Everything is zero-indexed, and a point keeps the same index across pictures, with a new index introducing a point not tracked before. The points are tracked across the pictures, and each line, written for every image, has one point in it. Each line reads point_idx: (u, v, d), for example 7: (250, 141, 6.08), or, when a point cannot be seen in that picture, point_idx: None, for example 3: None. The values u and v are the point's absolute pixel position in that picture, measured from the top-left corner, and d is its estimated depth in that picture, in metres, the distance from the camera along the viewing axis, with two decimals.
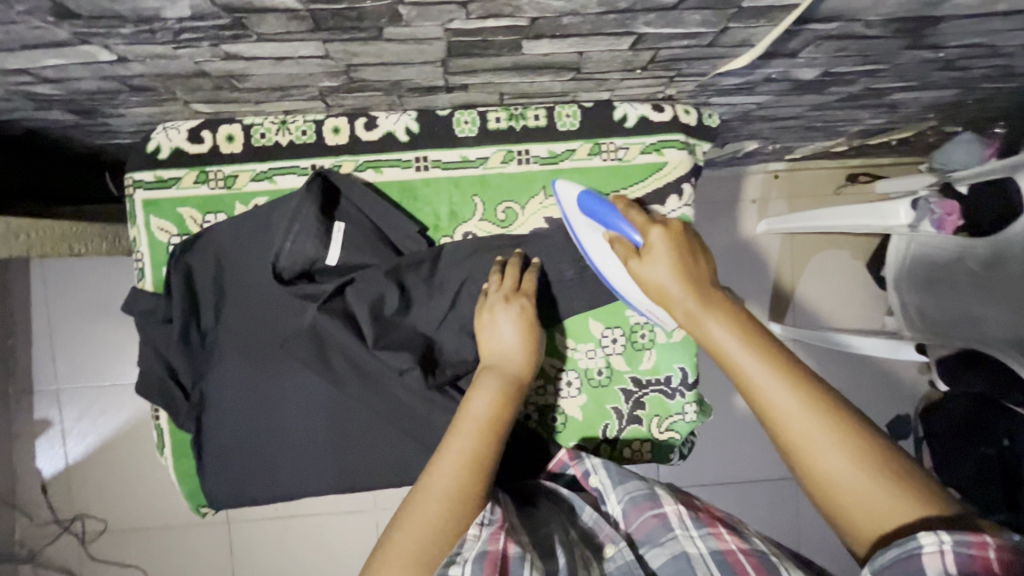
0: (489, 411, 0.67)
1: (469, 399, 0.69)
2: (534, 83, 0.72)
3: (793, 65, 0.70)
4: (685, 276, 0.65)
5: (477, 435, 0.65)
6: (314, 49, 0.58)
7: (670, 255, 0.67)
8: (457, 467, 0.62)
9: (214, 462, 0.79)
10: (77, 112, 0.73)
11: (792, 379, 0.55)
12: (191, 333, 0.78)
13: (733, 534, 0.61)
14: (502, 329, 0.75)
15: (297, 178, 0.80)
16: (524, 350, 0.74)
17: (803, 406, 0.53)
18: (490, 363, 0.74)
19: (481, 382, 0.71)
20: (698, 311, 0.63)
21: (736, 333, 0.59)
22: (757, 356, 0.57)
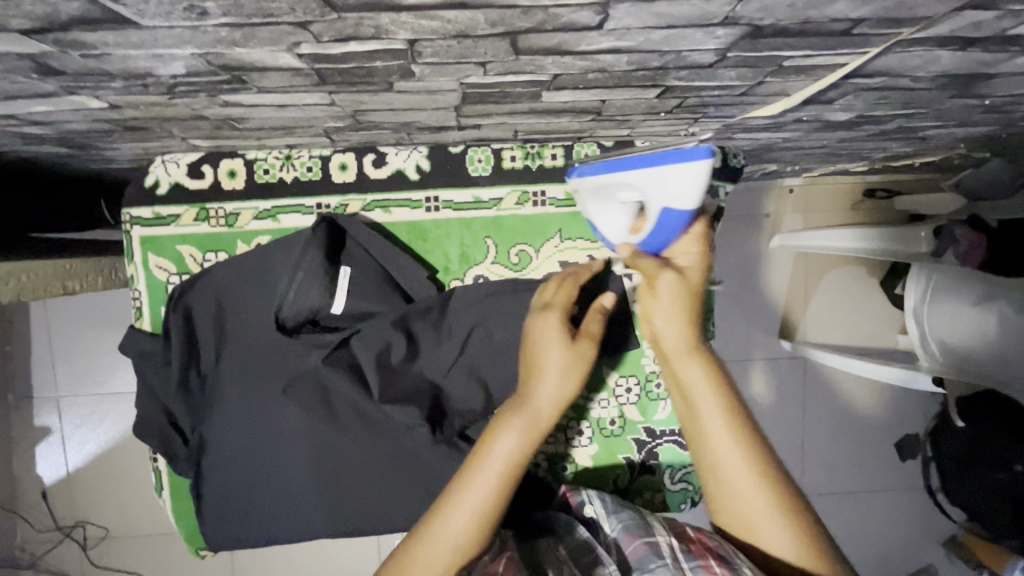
0: (518, 464, 0.61)
1: (496, 435, 0.61)
2: (551, 123, 0.68)
3: (828, 110, 0.66)
4: (689, 324, 0.61)
5: (497, 489, 0.60)
6: (320, 99, 0.54)
7: (681, 304, 0.60)
8: (472, 524, 0.58)
9: (213, 506, 0.77)
10: (69, 146, 0.69)
11: (749, 450, 0.60)
12: (191, 376, 0.75)
13: (723, 565, 0.57)
14: (548, 354, 0.63)
15: (303, 217, 0.76)
16: (567, 380, 0.63)
17: (750, 475, 0.59)
18: (527, 395, 0.63)
19: (508, 424, 0.61)
20: (689, 363, 0.61)
21: (714, 391, 0.61)
22: (727, 422, 0.60)
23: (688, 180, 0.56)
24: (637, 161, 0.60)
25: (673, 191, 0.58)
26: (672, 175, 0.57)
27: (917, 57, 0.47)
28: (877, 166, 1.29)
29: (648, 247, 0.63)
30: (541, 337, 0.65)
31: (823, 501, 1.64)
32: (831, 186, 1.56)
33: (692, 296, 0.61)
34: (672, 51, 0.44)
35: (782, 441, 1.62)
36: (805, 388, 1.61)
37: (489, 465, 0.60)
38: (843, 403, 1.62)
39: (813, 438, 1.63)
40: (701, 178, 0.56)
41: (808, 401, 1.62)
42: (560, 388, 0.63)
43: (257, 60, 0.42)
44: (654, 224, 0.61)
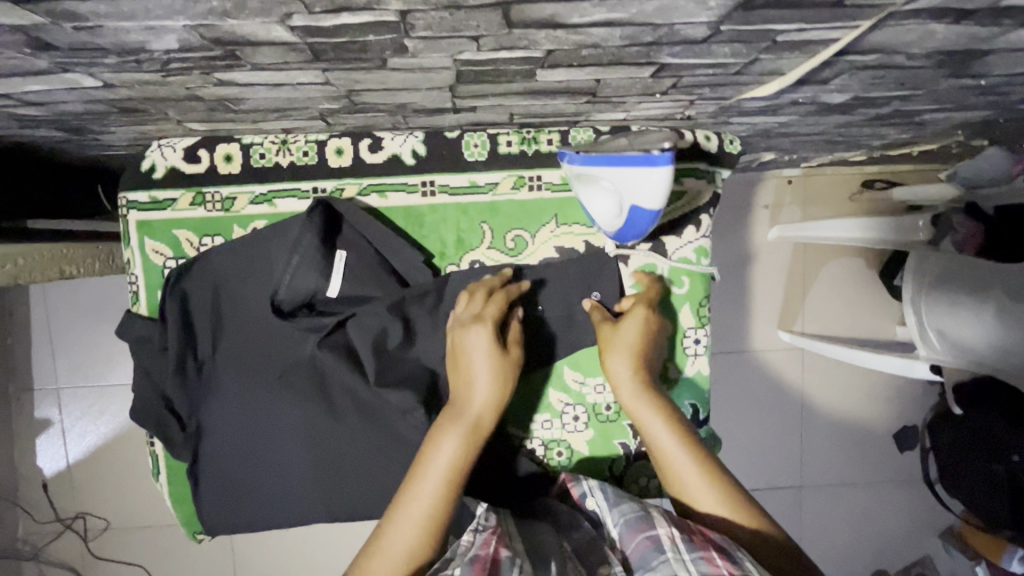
0: (458, 466, 0.65)
1: (436, 443, 0.65)
2: (546, 105, 0.68)
3: (823, 90, 0.66)
4: (636, 362, 0.72)
5: (442, 492, 0.63)
6: (315, 77, 0.54)
7: (628, 347, 0.73)
8: (420, 528, 0.62)
9: (210, 492, 0.77)
10: (65, 129, 0.70)
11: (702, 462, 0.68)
12: (187, 362, 0.75)
13: (726, 559, 0.56)
14: (477, 367, 0.69)
15: (298, 202, 0.76)
16: (494, 387, 0.69)
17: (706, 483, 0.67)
18: (458, 404, 0.68)
19: (444, 431, 0.66)
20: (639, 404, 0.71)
21: (662, 415, 0.70)
22: (678, 440, 0.69)
23: (655, 185, 0.59)
24: (607, 163, 0.61)
25: (641, 193, 0.61)
26: (639, 179, 0.60)
27: (911, 32, 0.47)
28: (876, 155, 1.29)
29: (626, 236, 0.68)
30: (468, 349, 0.70)
31: (822, 493, 1.65)
32: (829, 176, 1.56)
33: (640, 343, 0.73)
34: (664, 25, 0.44)
35: (781, 432, 1.62)
36: (804, 380, 1.61)
37: (429, 471, 0.64)
38: (840, 395, 1.62)
39: (812, 430, 1.63)
40: (664, 183, 0.59)
41: (806, 393, 1.62)
42: (490, 395, 0.69)
43: (248, 33, 0.42)
44: (625, 220, 0.65)
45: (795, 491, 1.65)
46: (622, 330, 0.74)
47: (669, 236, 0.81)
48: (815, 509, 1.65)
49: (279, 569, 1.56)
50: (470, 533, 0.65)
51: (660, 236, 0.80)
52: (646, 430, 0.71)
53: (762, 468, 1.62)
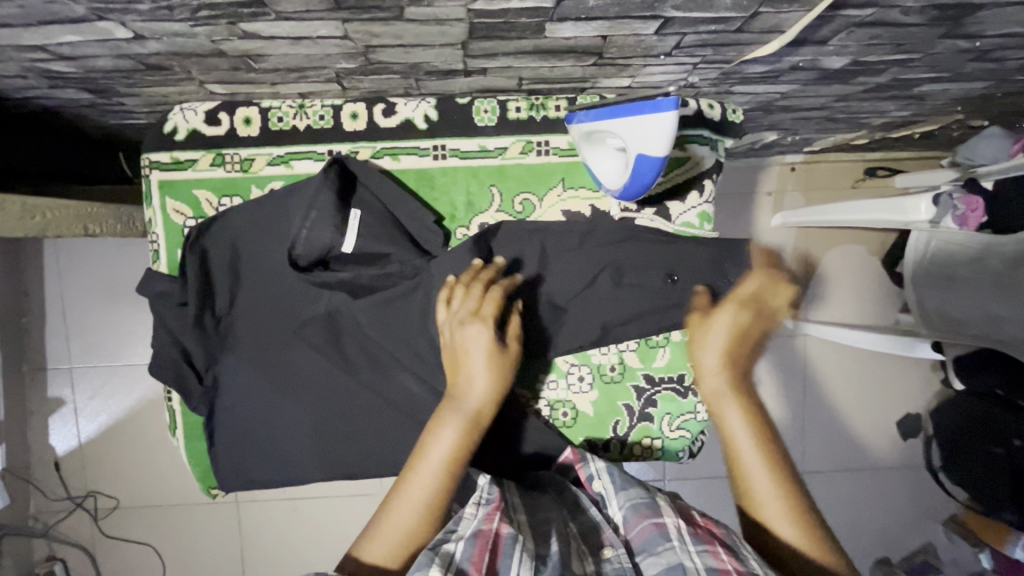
0: (457, 456, 0.66)
1: (436, 434, 0.67)
2: (554, 68, 0.71)
3: (822, 53, 0.68)
4: (726, 362, 0.73)
5: (439, 479, 0.65)
6: (334, 29, 0.57)
7: (719, 345, 0.74)
8: (419, 512, 0.63)
9: (225, 446, 0.80)
10: (92, 90, 0.73)
11: (775, 469, 0.66)
12: (206, 318, 0.78)
13: (732, 555, 0.57)
14: (475, 360, 0.71)
15: (314, 164, 0.79)
16: (491, 379, 0.71)
17: (773, 489, 0.65)
18: (456, 395, 0.70)
19: (444, 421, 0.68)
20: (724, 393, 0.72)
21: (744, 411, 0.71)
22: (755, 440, 0.68)
23: (657, 130, 0.59)
24: (617, 110, 0.62)
25: (644, 141, 0.60)
26: (643, 125, 0.59)
27: None
28: (877, 137, 1.30)
29: (632, 190, 0.68)
30: (469, 343, 0.71)
31: (824, 480, 1.65)
32: (832, 163, 1.58)
33: (732, 344, 0.75)
34: None
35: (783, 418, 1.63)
36: (806, 365, 1.62)
37: (428, 459, 0.66)
38: (842, 381, 1.63)
39: (815, 417, 1.63)
40: (668, 130, 0.58)
41: (808, 379, 1.63)
42: (488, 387, 0.70)
43: None
44: (629, 174, 0.66)
45: None
46: (715, 326, 0.76)
47: (673, 201, 0.83)
48: (819, 497, 1.65)
49: (286, 546, 1.59)
50: (473, 503, 0.64)
51: (665, 201, 0.82)
52: (722, 424, 0.71)
53: None
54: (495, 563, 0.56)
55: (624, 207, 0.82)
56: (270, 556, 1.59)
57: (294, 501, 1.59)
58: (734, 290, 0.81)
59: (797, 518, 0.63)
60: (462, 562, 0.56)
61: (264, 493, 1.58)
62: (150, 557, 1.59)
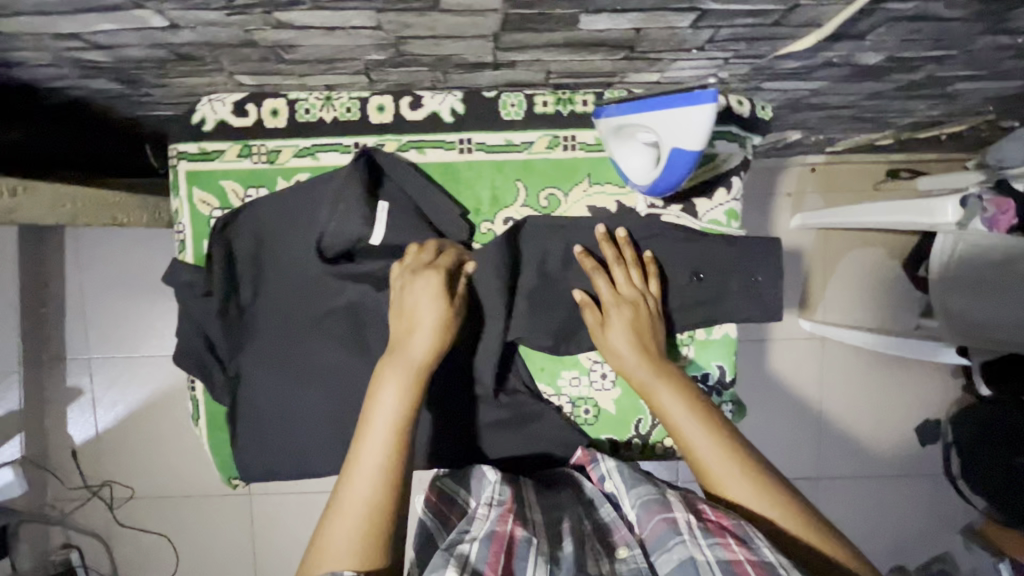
0: (404, 408, 0.62)
1: (376, 395, 0.63)
2: (584, 62, 0.70)
3: (858, 48, 0.67)
4: (642, 348, 0.73)
5: (392, 437, 0.61)
6: (368, 20, 0.56)
7: (632, 331, 0.73)
8: (379, 477, 0.59)
9: (247, 437, 0.80)
10: (122, 81, 0.73)
11: (722, 442, 0.65)
12: (230, 307, 0.78)
13: (743, 544, 0.55)
14: (421, 308, 0.69)
15: (340, 156, 0.79)
16: (434, 327, 0.68)
17: (727, 462, 0.63)
18: (401, 348, 0.67)
19: (385, 374, 0.64)
20: (650, 380, 0.71)
21: (676, 391, 0.70)
22: (696, 419, 0.67)
23: (696, 124, 0.57)
24: (653, 104, 0.61)
25: (680, 135, 0.59)
26: (681, 120, 0.58)
27: None
28: (903, 138, 1.28)
29: (664, 185, 0.67)
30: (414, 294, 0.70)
31: (839, 486, 1.63)
32: (854, 164, 1.56)
33: (644, 322, 0.74)
34: None
35: (798, 421, 1.61)
36: (824, 369, 1.60)
37: (375, 420, 0.61)
38: (860, 385, 1.61)
39: (832, 422, 1.61)
40: (706, 125, 0.57)
41: (825, 382, 1.61)
42: (432, 339, 0.67)
43: None
44: (663, 171, 0.65)
45: (812, 483, 1.63)
46: (613, 329, 0.74)
47: (700, 199, 0.82)
48: (834, 503, 1.62)
49: (297, 539, 1.60)
50: (485, 505, 0.67)
51: (693, 198, 0.81)
52: (660, 410, 0.70)
53: (781, 458, 1.61)
54: (510, 564, 0.57)
55: (650, 203, 0.81)
56: (281, 549, 1.60)
57: (306, 495, 1.59)
58: (761, 289, 0.80)
59: (754, 477, 0.62)
60: (478, 563, 0.56)
61: (278, 486, 1.59)
62: (163, 546, 1.61)
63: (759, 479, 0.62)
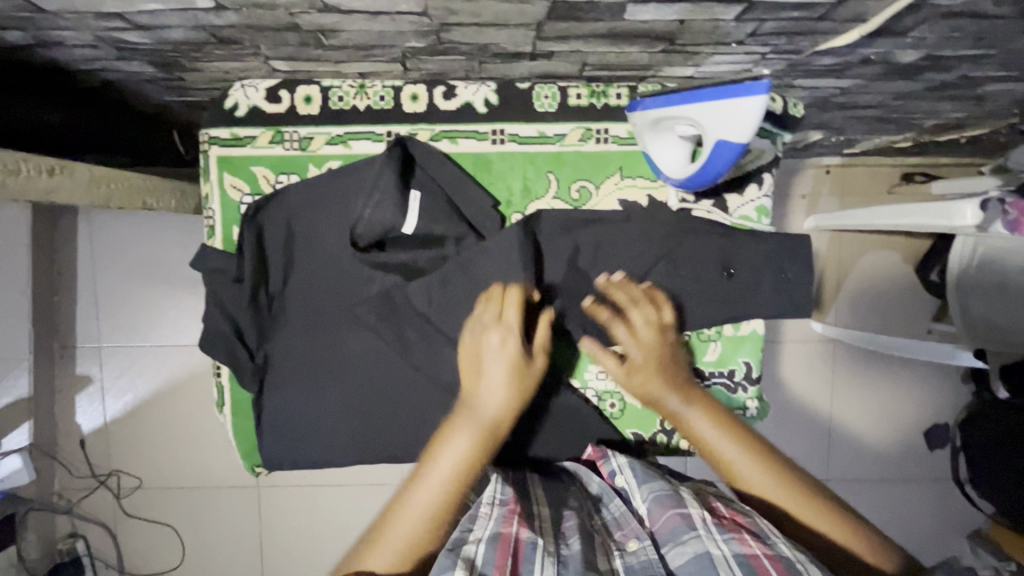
0: (465, 465, 0.62)
1: (443, 444, 0.63)
2: (621, 54, 0.70)
3: (898, 45, 0.67)
4: (667, 376, 0.73)
5: (443, 492, 0.61)
6: (414, 5, 0.56)
7: (655, 358, 0.74)
8: (419, 526, 0.60)
9: (273, 423, 0.80)
10: (156, 64, 0.73)
11: (766, 462, 0.66)
12: (260, 295, 0.79)
13: (758, 540, 0.57)
14: (493, 369, 0.67)
15: (372, 145, 0.79)
16: (507, 393, 0.66)
17: (774, 482, 0.65)
18: (471, 401, 0.66)
19: (455, 430, 0.63)
20: (682, 411, 0.71)
21: (708, 415, 0.70)
22: (736, 445, 0.67)
23: (742, 115, 0.57)
24: (695, 98, 0.60)
25: (728, 125, 0.59)
26: (725, 112, 0.59)
27: None
28: (922, 140, 1.29)
29: (702, 178, 0.67)
30: (486, 345, 0.69)
31: (847, 489, 1.62)
32: (870, 167, 1.56)
33: (666, 351, 0.75)
34: None
35: (809, 423, 1.60)
36: (836, 372, 1.60)
37: (433, 472, 0.62)
38: (873, 387, 1.61)
39: (841, 425, 1.61)
40: (754, 116, 0.57)
41: (837, 384, 1.60)
42: (504, 397, 0.66)
43: None
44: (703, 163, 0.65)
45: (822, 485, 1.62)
46: (640, 365, 0.74)
47: (731, 194, 0.82)
48: None
49: (303, 534, 1.59)
50: (487, 503, 0.62)
51: (724, 193, 0.81)
52: (694, 435, 0.70)
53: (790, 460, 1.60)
54: (517, 568, 0.55)
55: (681, 197, 0.81)
56: (288, 543, 1.60)
57: (315, 491, 1.59)
58: (789, 286, 0.80)
59: (805, 506, 0.63)
60: (485, 567, 0.54)
61: (286, 479, 1.59)
62: (169, 537, 1.60)
63: (811, 500, 0.64)
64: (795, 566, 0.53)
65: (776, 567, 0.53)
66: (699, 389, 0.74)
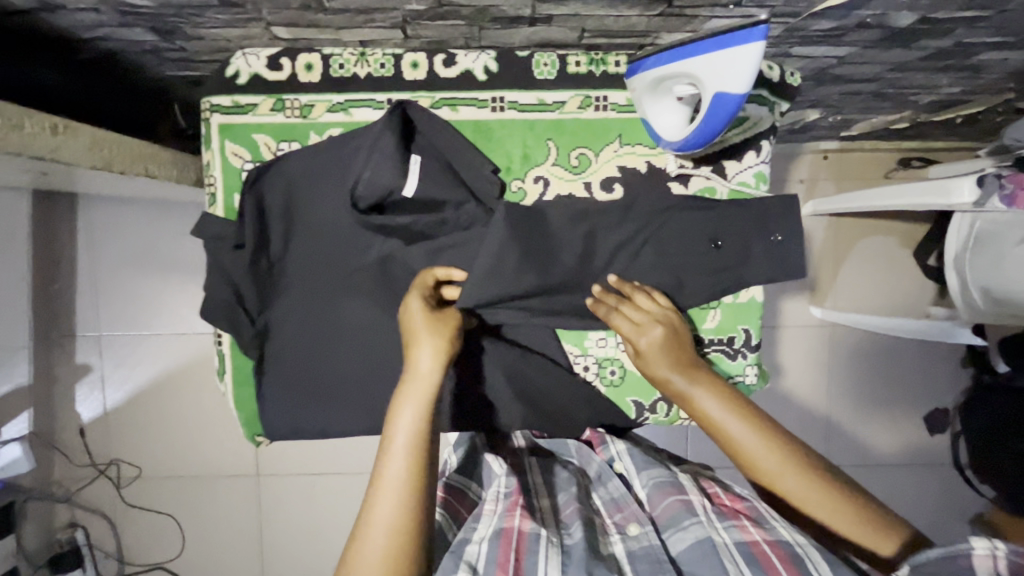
0: (422, 427, 0.63)
1: (391, 421, 0.63)
2: (620, 18, 0.71)
3: (893, 6, 0.67)
4: (676, 359, 0.73)
5: (411, 458, 0.61)
6: None
7: (664, 343, 0.74)
8: (400, 500, 0.59)
9: (275, 391, 0.80)
10: (158, 31, 0.73)
11: (781, 448, 0.66)
12: (261, 261, 0.79)
13: (757, 526, 0.62)
14: (419, 336, 0.68)
15: (373, 112, 0.79)
16: (438, 352, 0.68)
17: (789, 470, 0.66)
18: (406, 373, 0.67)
19: (399, 400, 0.64)
20: (690, 390, 0.71)
21: (722, 398, 0.70)
22: (751, 430, 0.67)
23: (742, 63, 0.58)
24: (693, 49, 0.60)
25: (726, 77, 0.60)
26: (724, 64, 0.59)
27: None
28: (919, 120, 1.29)
29: (706, 131, 0.67)
30: (409, 318, 0.71)
31: (848, 474, 1.61)
32: (867, 151, 1.57)
33: (674, 335, 0.75)
34: None
35: (809, 408, 1.60)
36: (836, 356, 1.59)
37: (392, 451, 0.61)
38: (874, 371, 1.60)
39: (842, 409, 1.61)
40: (753, 62, 0.58)
41: (838, 368, 1.59)
42: (433, 354, 0.67)
43: None
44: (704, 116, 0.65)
45: None
46: (649, 342, 0.74)
47: (729, 160, 0.82)
48: None
49: (302, 521, 1.59)
50: (492, 499, 0.68)
51: (722, 160, 0.82)
52: (706, 418, 0.70)
53: None
54: (520, 563, 0.58)
55: (680, 164, 0.82)
56: (287, 531, 1.59)
57: (315, 478, 1.59)
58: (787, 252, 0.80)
59: (820, 493, 0.65)
60: (489, 564, 0.57)
61: (286, 467, 1.58)
62: (169, 527, 1.59)
63: (826, 487, 0.65)
64: (793, 549, 0.58)
65: (776, 552, 0.58)
66: (710, 371, 0.74)
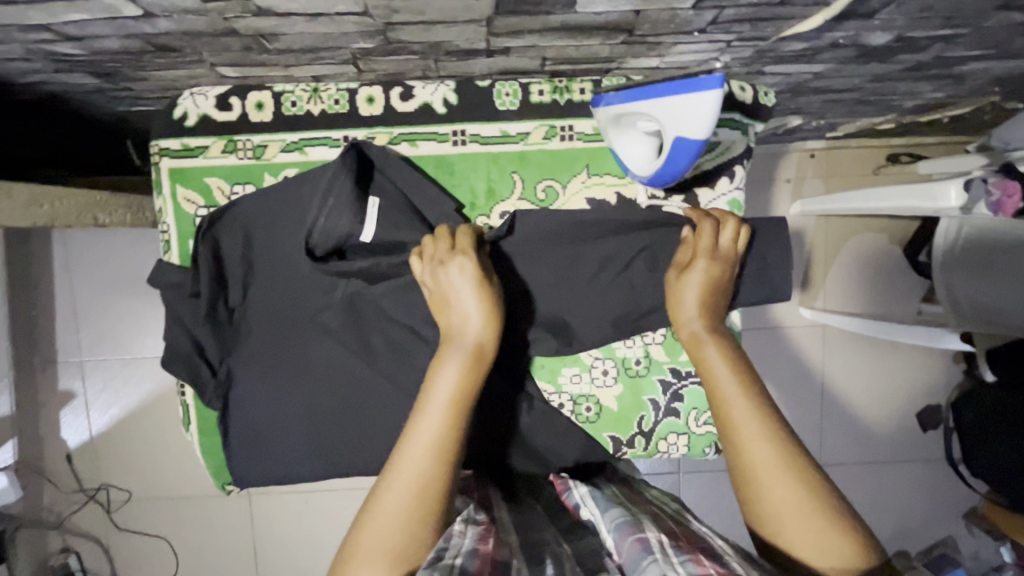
0: (458, 395, 0.61)
1: (436, 374, 0.63)
2: (580, 47, 0.67)
3: (866, 28, 0.64)
4: (708, 308, 0.71)
5: (445, 421, 0.60)
6: (352, 5, 0.53)
7: (703, 284, 0.71)
8: (428, 456, 0.58)
9: (242, 444, 0.78)
10: (98, 74, 0.70)
11: (771, 432, 0.60)
12: (220, 309, 0.76)
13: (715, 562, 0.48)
14: (466, 300, 0.68)
15: (329, 150, 0.76)
16: (486, 317, 0.67)
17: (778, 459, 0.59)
18: (453, 336, 0.66)
19: (444, 361, 0.63)
20: (705, 335, 0.69)
21: (730, 362, 0.66)
22: (749, 398, 0.63)
23: (698, 109, 0.55)
24: (657, 91, 0.58)
25: (683, 122, 0.57)
26: (681, 109, 0.56)
27: None
28: (905, 120, 1.26)
29: (670, 171, 0.64)
30: (449, 282, 0.69)
31: (844, 473, 1.60)
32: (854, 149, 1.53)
33: (716, 283, 0.72)
34: None
35: (802, 411, 1.58)
36: (827, 357, 1.57)
37: (431, 405, 0.61)
38: (865, 371, 1.58)
39: (834, 412, 1.59)
40: (709, 110, 0.55)
41: (828, 370, 1.58)
42: (484, 322, 0.67)
43: None
44: (665, 158, 0.63)
45: None
46: (690, 274, 0.72)
47: (703, 187, 0.80)
48: None
49: (296, 539, 1.58)
50: (460, 522, 0.58)
51: (694, 188, 0.79)
52: (707, 371, 0.67)
53: None
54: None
55: (651, 194, 0.79)
56: (283, 546, 1.59)
57: (307, 493, 1.58)
58: (765, 279, 0.77)
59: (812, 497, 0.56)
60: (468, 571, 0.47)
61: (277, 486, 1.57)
62: (163, 548, 1.58)
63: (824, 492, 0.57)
64: None
65: None
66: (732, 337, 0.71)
